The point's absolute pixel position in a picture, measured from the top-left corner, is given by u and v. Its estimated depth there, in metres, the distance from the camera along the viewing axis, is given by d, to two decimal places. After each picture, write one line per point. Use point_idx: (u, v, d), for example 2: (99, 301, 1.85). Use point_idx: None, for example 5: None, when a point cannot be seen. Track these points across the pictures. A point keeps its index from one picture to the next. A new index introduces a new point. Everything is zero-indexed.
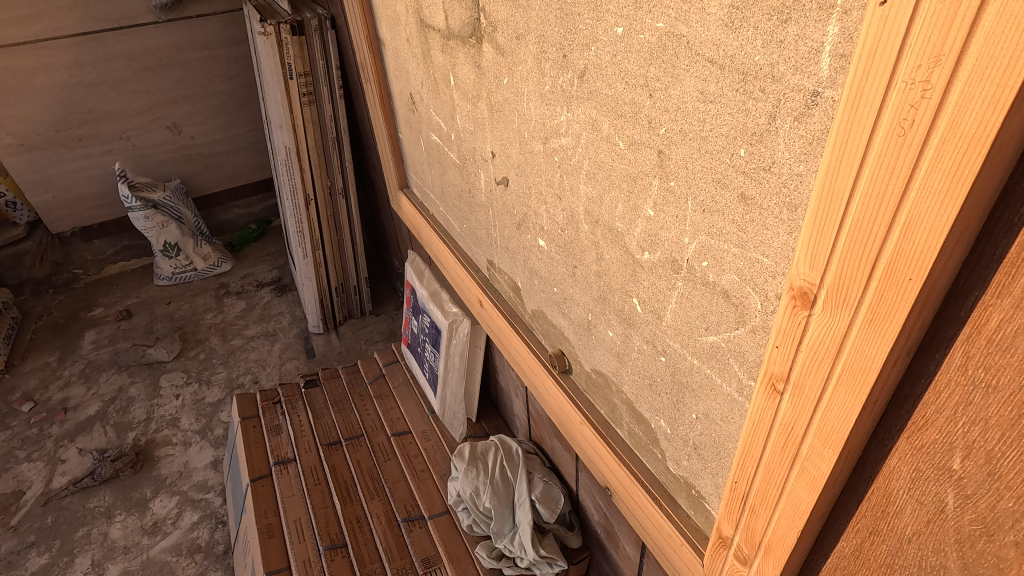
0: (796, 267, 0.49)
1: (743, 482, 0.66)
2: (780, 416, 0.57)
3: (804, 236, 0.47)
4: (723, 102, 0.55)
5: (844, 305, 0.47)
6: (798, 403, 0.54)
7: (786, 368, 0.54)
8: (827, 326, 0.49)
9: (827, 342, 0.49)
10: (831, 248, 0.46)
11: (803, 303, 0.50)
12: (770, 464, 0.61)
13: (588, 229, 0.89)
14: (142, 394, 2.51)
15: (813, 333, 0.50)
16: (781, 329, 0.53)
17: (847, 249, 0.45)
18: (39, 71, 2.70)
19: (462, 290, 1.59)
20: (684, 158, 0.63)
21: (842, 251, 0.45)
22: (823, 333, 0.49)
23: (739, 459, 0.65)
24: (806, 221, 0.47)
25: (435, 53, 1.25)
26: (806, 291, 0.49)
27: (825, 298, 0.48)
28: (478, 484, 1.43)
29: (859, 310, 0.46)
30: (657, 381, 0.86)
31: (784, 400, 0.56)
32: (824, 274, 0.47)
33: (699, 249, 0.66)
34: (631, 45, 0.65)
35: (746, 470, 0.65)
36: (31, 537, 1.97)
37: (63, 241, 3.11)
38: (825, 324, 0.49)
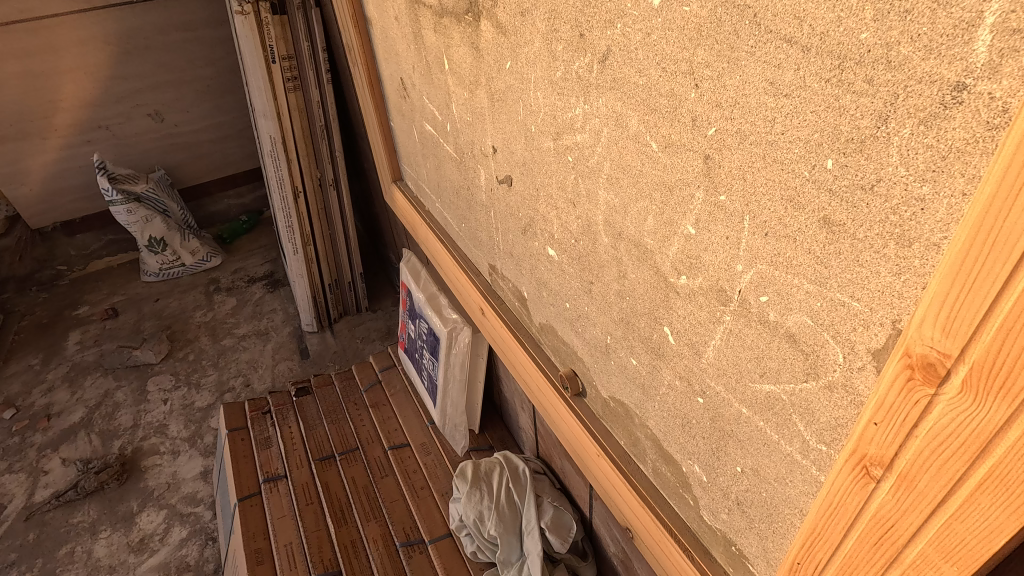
0: (919, 331, 0.37)
1: (811, 565, 0.55)
2: (874, 506, 0.45)
3: (938, 293, 0.35)
4: (805, 96, 0.41)
5: (993, 390, 0.34)
6: (903, 496, 0.42)
7: (889, 452, 0.42)
8: (961, 412, 0.37)
9: (960, 432, 0.37)
10: (983, 315, 0.33)
11: (925, 377, 0.38)
12: (853, 556, 0.49)
13: (608, 243, 0.75)
14: (129, 398, 2.39)
15: (937, 417, 0.38)
16: (885, 403, 0.41)
17: (1011, 319, 0.32)
18: (9, 57, 2.53)
19: (461, 295, 1.46)
20: (742, 167, 0.49)
21: (1002, 321, 0.32)
22: (955, 419, 0.37)
23: (807, 539, 0.54)
24: (941, 274, 0.34)
25: (426, 32, 1.09)
26: (932, 363, 0.37)
27: (962, 376, 0.36)
28: (482, 508, 1.31)
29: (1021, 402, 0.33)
30: (692, 424, 0.73)
31: (882, 488, 0.44)
32: (966, 346, 0.35)
33: (756, 279, 0.53)
34: (672, 20, 0.50)
35: (816, 553, 0.54)
36: (11, 555, 1.87)
37: (44, 236, 2.97)
38: (958, 409, 0.37)
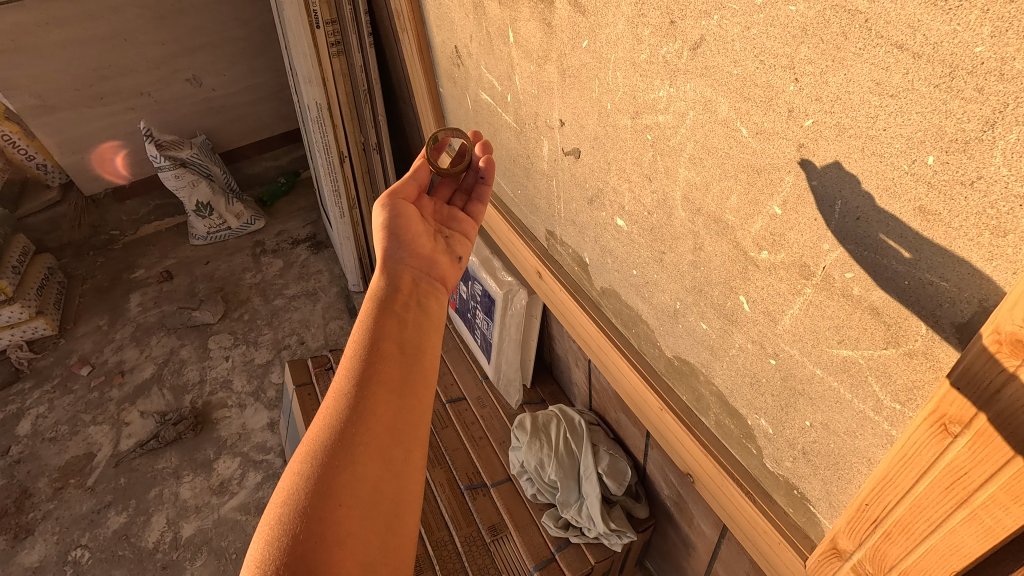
0: (947, 396, 0.49)
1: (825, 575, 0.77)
2: (886, 523, 0.62)
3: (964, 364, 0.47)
4: (911, 97, 0.45)
5: (992, 452, 0.47)
6: (906, 527, 0.60)
7: (908, 485, 0.57)
8: (961, 462, 0.50)
9: (959, 473, 0.51)
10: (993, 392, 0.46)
11: (946, 431, 0.51)
12: (866, 556, 0.68)
13: (685, 218, 0.80)
14: (193, 355, 2.56)
15: (948, 460, 0.51)
16: (911, 446, 0.55)
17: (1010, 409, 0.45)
18: (53, 26, 2.57)
19: (517, 259, 1.52)
20: (837, 156, 0.53)
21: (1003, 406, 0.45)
22: (961, 465, 0.50)
23: (829, 541, 0.74)
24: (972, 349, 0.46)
25: (489, 4, 1.11)
26: (949, 423, 0.50)
27: (970, 436, 0.49)
28: (542, 456, 1.44)
29: (1007, 465, 0.46)
30: (761, 382, 0.80)
31: (897, 509, 0.60)
32: (978, 415, 0.47)
33: (842, 258, 0.58)
34: (775, 17, 0.53)
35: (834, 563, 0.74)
36: (108, 497, 2.09)
37: (97, 203, 3.13)
38: (963, 457, 0.50)
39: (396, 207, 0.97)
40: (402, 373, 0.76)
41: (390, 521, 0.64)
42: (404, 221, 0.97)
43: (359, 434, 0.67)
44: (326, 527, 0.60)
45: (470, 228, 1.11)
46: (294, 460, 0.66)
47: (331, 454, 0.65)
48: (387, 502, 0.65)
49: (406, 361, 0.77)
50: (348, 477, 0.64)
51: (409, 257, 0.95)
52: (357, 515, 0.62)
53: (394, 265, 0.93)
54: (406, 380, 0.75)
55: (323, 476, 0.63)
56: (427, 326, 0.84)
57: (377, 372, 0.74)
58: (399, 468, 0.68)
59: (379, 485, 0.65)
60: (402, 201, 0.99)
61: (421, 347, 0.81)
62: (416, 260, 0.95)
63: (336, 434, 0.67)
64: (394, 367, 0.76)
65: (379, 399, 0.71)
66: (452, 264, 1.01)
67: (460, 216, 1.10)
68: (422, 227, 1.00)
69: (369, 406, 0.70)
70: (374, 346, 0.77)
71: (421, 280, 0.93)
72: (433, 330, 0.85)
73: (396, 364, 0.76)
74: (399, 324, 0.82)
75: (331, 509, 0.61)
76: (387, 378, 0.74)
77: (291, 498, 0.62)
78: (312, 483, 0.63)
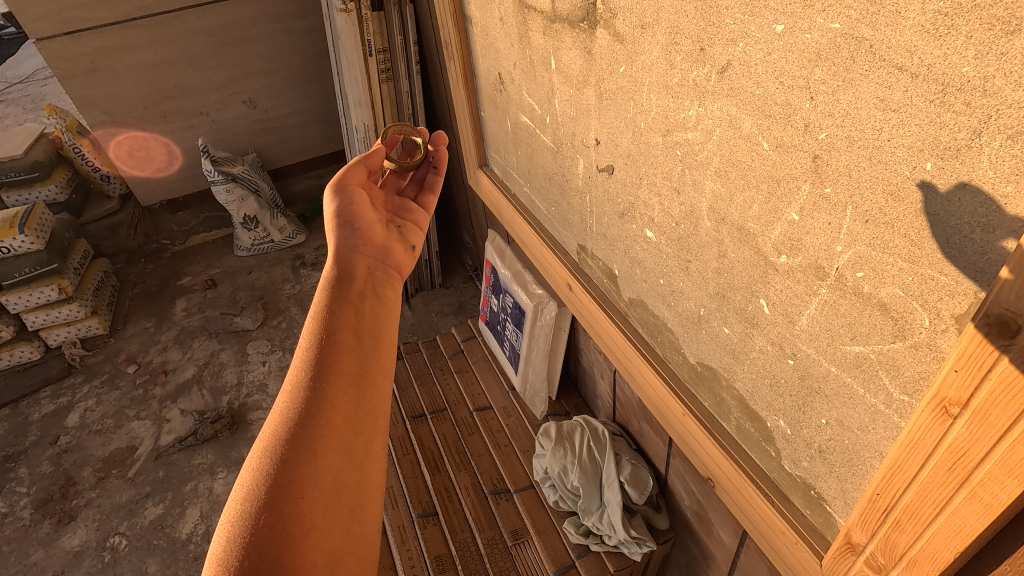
0: (947, 380, 0.54)
1: (839, 570, 0.81)
2: (894, 510, 0.66)
3: (961, 346, 0.52)
4: (911, 112, 0.52)
5: (990, 429, 0.52)
6: (912, 513, 0.64)
7: (914, 470, 0.61)
8: (962, 443, 0.55)
9: (960, 454, 0.55)
10: (986, 372, 0.51)
11: (947, 413, 0.55)
12: (877, 547, 0.71)
13: (710, 228, 0.87)
14: (232, 359, 2.68)
15: (949, 441, 0.56)
16: (917, 429, 0.59)
17: (1000, 387, 0.50)
18: (128, 50, 2.81)
19: (548, 273, 1.60)
20: (848, 166, 0.60)
21: (994, 385, 0.50)
22: (961, 446, 0.55)
23: (844, 536, 0.77)
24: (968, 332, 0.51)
25: (534, 34, 1.21)
26: (950, 405, 0.55)
27: (969, 416, 0.53)
28: (566, 462, 1.49)
29: (1002, 440, 0.51)
30: (780, 384, 0.85)
31: (904, 495, 0.64)
32: (973, 395, 0.52)
33: (854, 258, 0.64)
34: (793, 44, 0.61)
35: (847, 558, 0.78)
36: (147, 488, 2.19)
37: (152, 213, 3.35)
38: (963, 437, 0.55)
39: (346, 197, 1.07)
40: (358, 366, 0.80)
41: (352, 509, 0.68)
42: (355, 211, 1.06)
43: (318, 427, 0.71)
44: (290, 518, 0.62)
45: (420, 221, 1.23)
46: (252, 456, 0.68)
47: (291, 447, 0.68)
48: (348, 491, 0.69)
49: (362, 355, 0.82)
50: (310, 469, 0.67)
51: (362, 246, 1.03)
52: (320, 505, 0.65)
53: (347, 255, 1.00)
54: (362, 370, 0.80)
55: (284, 469, 0.66)
56: (381, 318, 0.90)
57: (334, 366, 0.78)
58: (358, 459, 0.72)
59: (341, 476, 0.69)
60: (352, 193, 1.08)
61: (374, 339, 0.86)
62: (369, 249, 1.04)
63: (295, 428, 0.70)
64: (350, 361, 0.80)
65: (336, 391, 0.76)
66: (404, 254, 1.11)
67: (411, 210, 1.22)
68: (372, 217, 1.09)
69: (327, 399, 0.74)
70: (329, 341, 0.81)
71: (375, 269, 1.01)
72: (388, 322, 0.91)
73: (352, 357, 0.81)
74: (354, 318, 0.87)
75: (294, 501, 0.64)
76: (344, 371, 0.79)
77: (253, 492, 0.64)
78: (274, 477, 0.65)
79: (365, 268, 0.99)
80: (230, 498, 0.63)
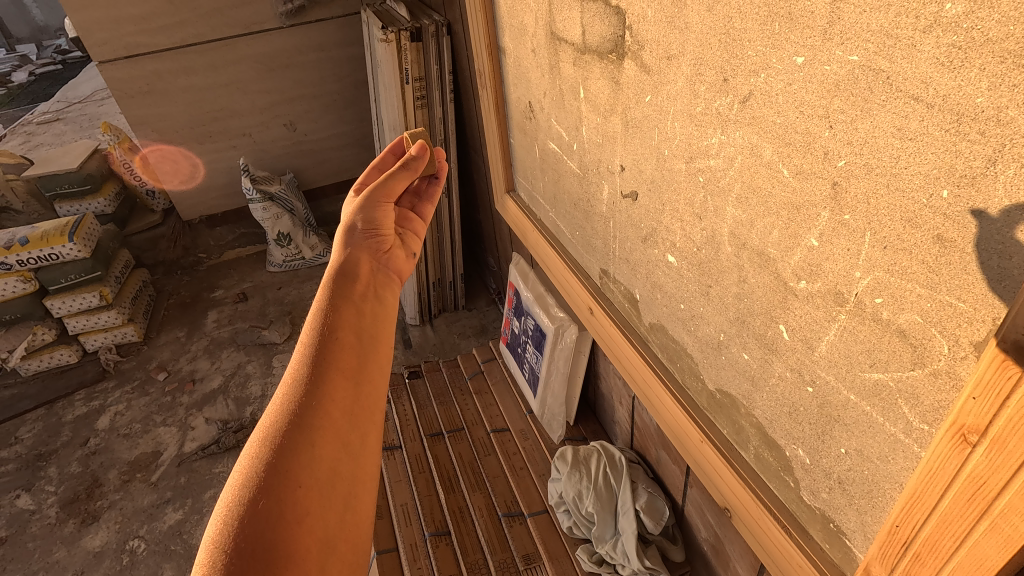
0: (966, 407, 0.54)
1: None
2: (914, 542, 0.65)
3: (981, 371, 0.52)
4: (926, 140, 0.53)
5: (1007, 458, 0.51)
6: (932, 545, 0.62)
7: (935, 499, 0.60)
8: (981, 471, 0.54)
9: (980, 483, 0.55)
10: (1003, 399, 0.51)
11: (966, 440, 0.55)
12: None
13: (731, 253, 0.88)
14: (258, 371, 2.74)
15: (969, 470, 0.55)
16: (937, 456, 0.58)
17: (1017, 415, 0.50)
18: (181, 73, 2.99)
19: (570, 296, 1.61)
20: (867, 193, 0.61)
21: (1010, 413, 0.50)
22: (980, 474, 0.54)
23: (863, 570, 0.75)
24: (986, 358, 0.51)
25: (564, 65, 1.26)
26: (969, 432, 0.54)
27: (987, 444, 0.53)
28: (581, 488, 1.48)
29: (1019, 470, 0.50)
30: (799, 411, 0.84)
31: (924, 527, 0.63)
32: (991, 423, 0.52)
33: (873, 284, 0.64)
34: (812, 75, 0.63)
35: None
36: (168, 493, 2.23)
37: (191, 227, 3.50)
38: (981, 466, 0.54)
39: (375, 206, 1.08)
40: (357, 363, 0.83)
41: (346, 499, 0.71)
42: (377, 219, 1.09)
43: (317, 419, 0.74)
44: (288, 504, 0.65)
45: (419, 229, 1.25)
46: (250, 444, 0.70)
47: (290, 437, 0.70)
48: (343, 482, 0.72)
49: (360, 352, 0.85)
50: (307, 459, 0.70)
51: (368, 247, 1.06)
52: (316, 494, 0.68)
53: (353, 255, 1.02)
54: (360, 368, 0.83)
55: (282, 458, 0.68)
56: (380, 318, 0.93)
57: (334, 362, 0.81)
58: (354, 451, 0.75)
59: (337, 467, 0.72)
60: (383, 202, 1.10)
61: (374, 339, 0.88)
62: (373, 252, 1.06)
63: (293, 419, 0.72)
64: (350, 358, 0.83)
65: (335, 386, 0.78)
66: (405, 260, 1.13)
67: (410, 219, 1.24)
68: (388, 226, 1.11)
69: (327, 393, 0.77)
70: (330, 337, 0.83)
71: (377, 271, 1.03)
72: (386, 322, 0.94)
73: (351, 354, 0.83)
74: (356, 316, 0.89)
75: (291, 489, 0.66)
76: (343, 367, 0.81)
77: (251, 478, 0.66)
78: (272, 465, 0.67)
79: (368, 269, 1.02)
80: (228, 483, 0.65)
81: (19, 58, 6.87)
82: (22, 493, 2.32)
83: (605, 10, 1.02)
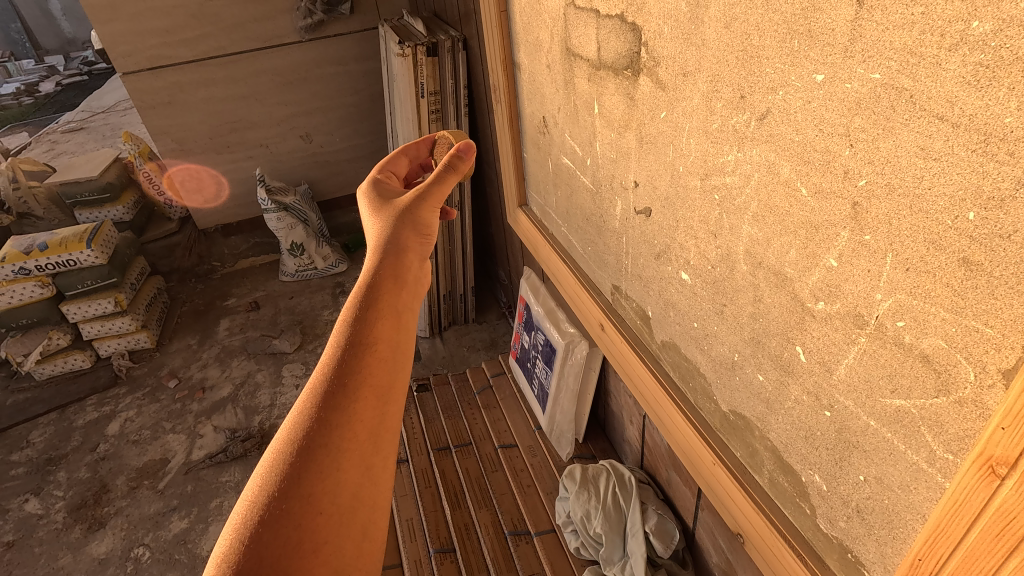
0: (995, 437, 0.52)
1: None
2: None
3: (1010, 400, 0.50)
4: (951, 161, 0.52)
5: None
6: None
7: (961, 533, 0.58)
8: (1009, 505, 0.52)
9: (1009, 518, 0.52)
10: None
11: (994, 472, 0.53)
12: None
13: (746, 271, 0.87)
14: (267, 380, 2.75)
15: (997, 504, 0.53)
16: (964, 488, 0.56)
17: None
18: (201, 85, 3.05)
19: (581, 312, 1.60)
20: (888, 214, 0.60)
21: None
22: (1009, 509, 0.52)
23: None
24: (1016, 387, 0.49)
25: (579, 80, 1.26)
26: (998, 463, 0.52)
27: (1017, 478, 0.51)
28: (590, 507, 1.45)
29: None
30: (816, 435, 0.82)
31: (949, 562, 0.60)
32: (1021, 455, 0.50)
33: (894, 307, 0.62)
34: (833, 93, 0.62)
35: None
36: (174, 501, 2.23)
37: (206, 236, 3.54)
38: (1010, 500, 0.52)
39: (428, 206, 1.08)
40: (387, 379, 0.81)
41: (364, 526, 0.70)
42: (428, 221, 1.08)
43: (343, 440, 0.72)
44: (307, 532, 0.64)
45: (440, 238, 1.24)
46: (270, 457, 0.69)
47: (313, 457, 0.69)
48: (362, 509, 0.71)
49: (392, 367, 0.83)
50: (329, 483, 0.68)
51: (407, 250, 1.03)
52: (335, 521, 0.67)
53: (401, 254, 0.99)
54: (390, 385, 0.81)
55: (305, 480, 0.67)
56: (411, 331, 0.91)
57: (365, 377, 0.78)
58: (374, 475, 0.74)
59: (358, 492, 0.71)
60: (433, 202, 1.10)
61: (404, 354, 0.86)
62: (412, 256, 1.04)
63: (319, 437, 0.71)
64: (381, 373, 0.81)
65: (364, 405, 0.76)
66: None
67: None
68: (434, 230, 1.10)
69: (354, 411, 0.75)
70: (364, 348, 0.81)
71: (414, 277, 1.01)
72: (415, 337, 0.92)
73: (383, 369, 0.81)
74: (392, 326, 0.87)
75: (311, 515, 0.65)
76: (374, 383, 0.79)
77: (272, 497, 0.64)
78: (295, 486, 0.66)
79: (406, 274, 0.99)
80: (247, 501, 0.63)
81: (47, 69, 7.07)
82: (31, 497, 2.33)
83: (621, 26, 1.02)
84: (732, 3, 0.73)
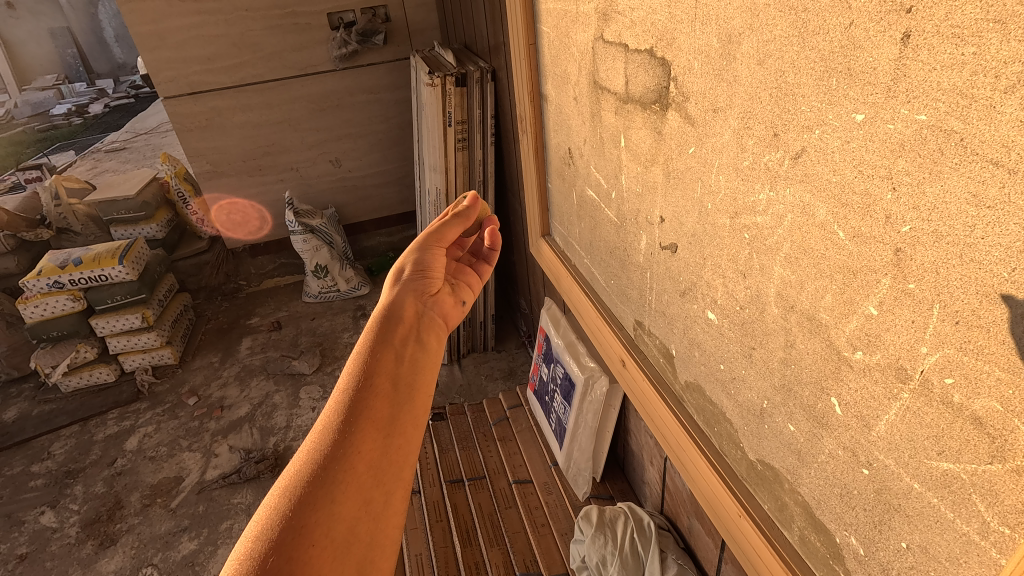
0: None
1: None
2: None
3: None
4: (1007, 210, 0.48)
5: None
6: None
7: None
8: None
9: None
10: None
11: None
12: None
13: (778, 314, 0.82)
14: (285, 402, 2.74)
15: None
16: None
17: None
18: (238, 110, 3.15)
19: (602, 347, 1.56)
20: (935, 262, 0.56)
21: None
22: None
23: None
24: None
25: (606, 113, 1.25)
26: None
27: None
28: (606, 553, 1.38)
29: None
30: (852, 494, 0.76)
31: None
32: None
33: (942, 361, 0.58)
34: (873, 133, 0.59)
35: None
36: (185, 521, 2.22)
37: (234, 255, 3.61)
38: None
39: (428, 251, 1.10)
40: (390, 413, 0.79)
41: (361, 564, 0.65)
42: (430, 264, 1.09)
43: (340, 472, 0.70)
44: (298, 565, 0.61)
45: (473, 286, 1.21)
46: (273, 494, 0.68)
47: (310, 490, 0.67)
48: (360, 545, 0.66)
49: (396, 400, 0.81)
50: (325, 516, 0.66)
51: (416, 292, 1.04)
52: (329, 556, 0.63)
53: (401, 294, 1.02)
54: (395, 418, 0.79)
55: (299, 512, 0.65)
56: (422, 365, 0.89)
57: (366, 411, 0.77)
58: (376, 510, 0.70)
59: (355, 527, 0.67)
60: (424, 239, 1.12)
61: (412, 387, 0.84)
62: (423, 295, 1.05)
63: (318, 470, 0.69)
64: (384, 407, 0.79)
65: (364, 437, 0.74)
66: (455, 306, 1.11)
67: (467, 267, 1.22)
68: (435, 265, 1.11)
69: (354, 444, 0.73)
70: (367, 383, 0.81)
71: (425, 315, 1.01)
72: (428, 369, 0.89)
73: (387, 403, 0.80)
74: (396, 362, 0.87)
75: (304, 547, 0.62)
76: (375, 417, 0.77)
77: (266, 531, 0.62)
78: (289, 519, 0.64)
79: (415, 312, 1.00)
80: (244, 534, 0.63)
81: (95, 91, 7.41)
82: (47, 509, 2.35)
83: (650, 61, 1.01)
84: (765, 40, 0.71)
